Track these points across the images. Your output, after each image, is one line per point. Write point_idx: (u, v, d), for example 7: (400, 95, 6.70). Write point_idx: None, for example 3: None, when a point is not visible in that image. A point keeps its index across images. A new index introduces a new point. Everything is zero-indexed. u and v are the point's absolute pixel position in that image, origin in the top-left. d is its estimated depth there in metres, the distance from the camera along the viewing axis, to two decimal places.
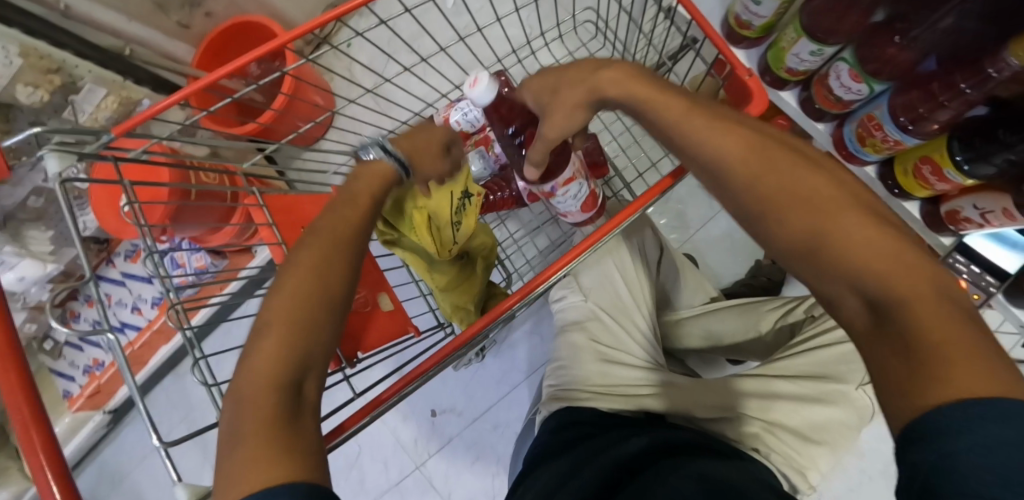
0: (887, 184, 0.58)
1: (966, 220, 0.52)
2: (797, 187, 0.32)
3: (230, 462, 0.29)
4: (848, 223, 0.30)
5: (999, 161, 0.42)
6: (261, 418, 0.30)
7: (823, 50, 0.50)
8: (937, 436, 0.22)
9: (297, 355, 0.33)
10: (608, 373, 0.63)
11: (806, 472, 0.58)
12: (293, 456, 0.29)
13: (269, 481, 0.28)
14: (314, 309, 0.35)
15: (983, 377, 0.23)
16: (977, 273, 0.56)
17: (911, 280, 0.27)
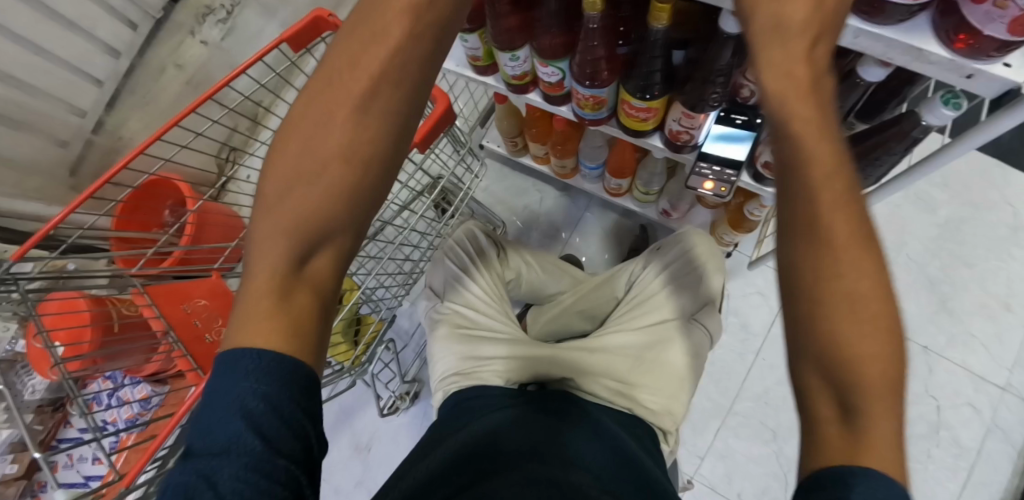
0: (625, 132, 0.70)
1: (679, 133, 0.64)
2: (835, 177, 0.30)
3: (240, 317, 0.31)
4: (869, 275, 0.29)
5: (658, 78, 0.57)
6: (263, 284, 0.31)
7: (516, 54, 0.62)
8: (840, 483, 0.26)
9: (294, 225, 0.32)
10: (465, 347, 0.68)
11: (670, 411, 0.64)
12: (292, 315, 0.31)
13: (266, 319, 0.30)
14: (337, 190, 0.33)
15: (885, 437, 0.27)
16: (719, 171, 0.65)
17: (881, 351, 0.28)
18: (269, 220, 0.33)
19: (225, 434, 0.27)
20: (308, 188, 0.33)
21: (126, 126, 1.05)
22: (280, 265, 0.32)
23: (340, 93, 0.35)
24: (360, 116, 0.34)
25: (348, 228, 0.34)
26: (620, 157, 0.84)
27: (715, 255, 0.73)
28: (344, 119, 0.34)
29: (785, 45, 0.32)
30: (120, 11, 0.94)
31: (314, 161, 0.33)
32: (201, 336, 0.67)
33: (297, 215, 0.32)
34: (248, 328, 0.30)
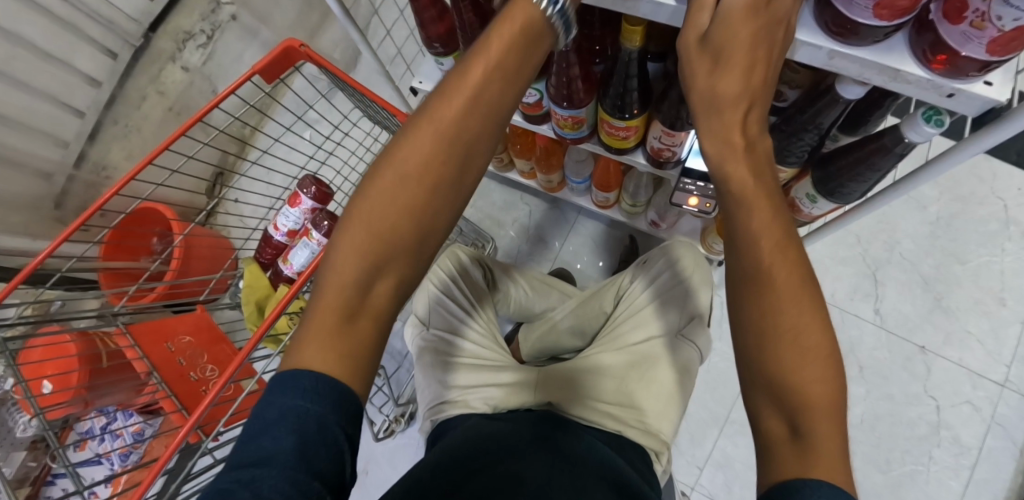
0: (607, 149, 0.69)
1: (661, 150, 0.63)
2: (769, 215, 0.31)
3: (306, 333, 0.32)
4: (808, 305, 0.30)
5: (635, 98, 0.56)
6: (331, 304, 0.32)
7: None
8: (793, 492, 0.27)
9: (375, 252, 0.33)
10: (450, 375, 0.68)
11: (659, 430, 0.63)
12: (358, 337, 0.32)
13: (331, 342, 0.31)
14: (419, 226, 0.34)
15: (831, 448, 0.28)
16: (702, 186, 0.65)
17: (819, 371, 0.29)
18: (346, 238, 0.33)
19: (273, 441, 0.28)
20: (394, 218, 0.33)
21: (110, 157, 1.04)
22: (354, 291, 0.32)
23: (440, 121, 0.33)
24: (453, 152, 0.34)
25: (418, 258, 0.34)
26: (604, 171, 0.84)
27: (699, 265, 0.72)
28: (438, 154, 0.33)
29: (731, 96, 0.32)
30: (97, 39, 0.93)
31: (404, 194, 0.33)
32: (186, 375, 0.66)
33: (376, 237, 0.33)
34: (308, 347, 0.31)
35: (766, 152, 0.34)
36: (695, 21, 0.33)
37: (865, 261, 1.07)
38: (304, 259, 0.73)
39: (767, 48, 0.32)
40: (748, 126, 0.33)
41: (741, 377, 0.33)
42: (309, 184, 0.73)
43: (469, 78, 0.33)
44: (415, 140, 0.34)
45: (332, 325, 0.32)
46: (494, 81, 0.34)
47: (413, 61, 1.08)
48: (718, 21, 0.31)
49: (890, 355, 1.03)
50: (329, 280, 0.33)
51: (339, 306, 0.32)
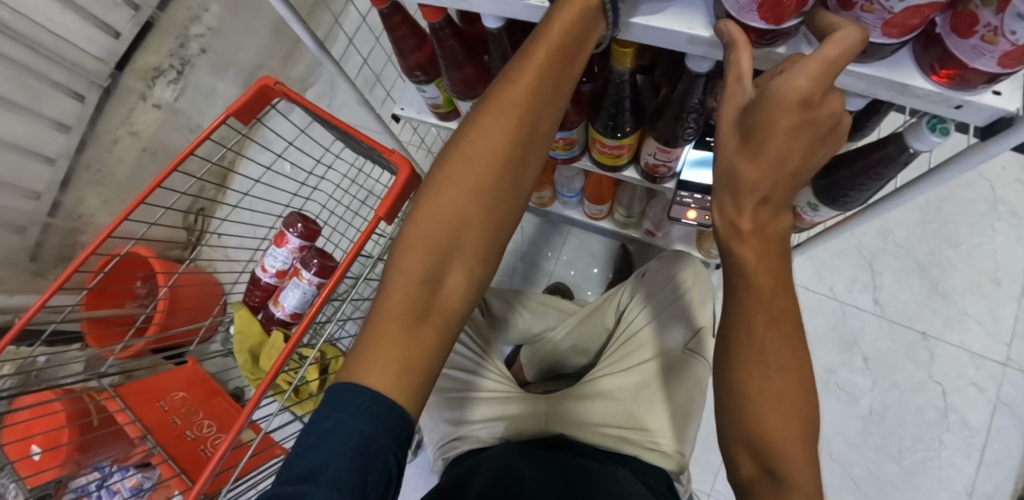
0: (600, 166, 0.68)
1: (656, 166, 0.62)
2: (774, 297, 0.35)
3: (364, 348, 0.33)
4: (793, 372, 0.35)
5: (626, 117, 0.55)
6: (402, 305, 0.33)
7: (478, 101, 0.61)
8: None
9: (443, 242, 0.35)
10: (459, 412, 0.66)
11: (673, 452, 0.60)
12: (429, 333, 0.34)
13: (400, 347, 0.32)
14: (486, 224, 0.36)
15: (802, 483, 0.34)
16: (700, 198, 0.64)
17: (798, 417, 0.35)
18: (412, 242, 0.35)
19: (330, 451, 0.29)
20: (462, 206, 0.35)
21: (85, 204, 1.00)
22: (421, 288, 0.34)
23: (504, 114, 0.35)
24: (518, 137, 0.36)
25: (489, 247, 0.36)
26: (596, 185, 0.82)
27: (700, 280, 0.71)
28: (507, 138, 0.35)
29: (753, 183, 0.33)
30: (63, 83, 0.90)
31: (470, 182, 0.35)
32: (183, 434, 0.63)
33: (444, 233, 0.35)
34: (366, 369, 0.32)
35: (778, 234, 0.36)
36: (736, 94, 0.33)
37: (861, 252, 1.07)
38: (296, 300, 0.70)
39: (807, 139, 0.31)
40: (758, 213, 0.34)
41: (723, 429, 0.38)
42: (295, 222, 0.70)
43: (536, 60, 0.34)
44: (483, 124, 0.35)
45: (402, 328, 0.33)
46: (557, 64, 0.35)
47: (392, 85, 1.06)
48: (761, 104, 0.31)
49: (893, 344, 1.02)
50: (392, 279, 0.35)
51: (413, 302, 0.34)
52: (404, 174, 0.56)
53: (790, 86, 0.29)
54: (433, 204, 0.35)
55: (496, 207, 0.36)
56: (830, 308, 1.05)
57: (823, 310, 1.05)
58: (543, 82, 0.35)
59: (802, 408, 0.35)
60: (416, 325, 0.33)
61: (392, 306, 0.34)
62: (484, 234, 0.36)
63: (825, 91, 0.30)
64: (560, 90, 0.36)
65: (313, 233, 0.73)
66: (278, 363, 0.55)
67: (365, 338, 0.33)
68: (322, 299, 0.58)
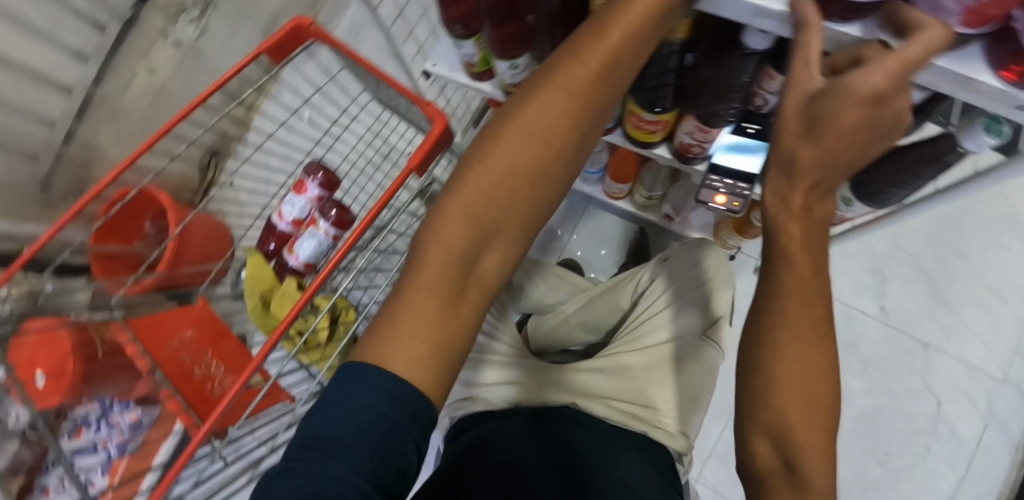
0: (632, 142, 0.66)
1: (690, 146, 0.60)
2: (809, 282, 0.35)
3: (398, 315, 0.32)
4: (821, 363, 0.35)
5: (668, 92, 0.53)
6: (442, 277, 0.33)
7: (516, 62, 0.59)
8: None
9: (488, 222, 0.35)
10: (470, 374, 0.66)
11: (684, 431, 0.62)
12: (464, 308, 0.34)
13: (438, 319, 0.32)
14: (528, 205, 0.37)
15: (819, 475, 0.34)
16: (731, 184, 0.62)
17: (819, 408, 0.35)
18: (454, 214, 0.35)
19: (348, 425, 0.28)
20: (511, 185, 0.36)
21: (98, 138, 0.98)
22: (458, 262, 0.34)
23: (564, 98, 0.36)
24: (571, 125, 0.36)
25: (525, 228, 0.37)
26: (620, 162, 0.82)
27: (724, 272, 0.70)
28: (563, 122, 0.36)
29: (806, 167, 0.33)
30: (84, 10, 0.87)
31: (521, 159, 0.36)
32: (190, 371, 0.63)
33: (491, 209, 0.35)
34: (399, 336, 0.32)
35: (823, 217, 0.36)
36: (799, 77, 0.32)
37: (872, 257, 1.06)
38: (311, 249, 0.70)
39: (865, 133, 0.32)
40: (809, 197, 0.34)
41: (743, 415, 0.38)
42: (316, 170, 0.70)
43: (606, 45, 0.34)
44: (543, 99, 0.36)
45: (439, 300, 0.33)
46: (622, 54, 0.35)
47: (422, 42, 1.04)
48: (830, 94, 0.30)
49: (892, 350, 1.02)
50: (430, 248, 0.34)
51: (453, 276, 0.34)
52: (438, 127, 0.54)
53: (860, 82, 0.29)
54: (480, 178, 0.35)
55: (540, 188, 0.37)
56: (837, 310, 1.05)
57: (828, 310, 1.04)
58: (607, 70, 0.35)
59: (824, 400, 0.35)
60: (452, 300, 0.33)
61: (432, 278, 0.33)
62: (526, 215, 0.37)
63: (896, 88, 0.30)
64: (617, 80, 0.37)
65: (332, 184, 0.72)
66: (296, 309, 0.54)
67: (399, 307, 0.33)
68: (342, 251, 0.56)
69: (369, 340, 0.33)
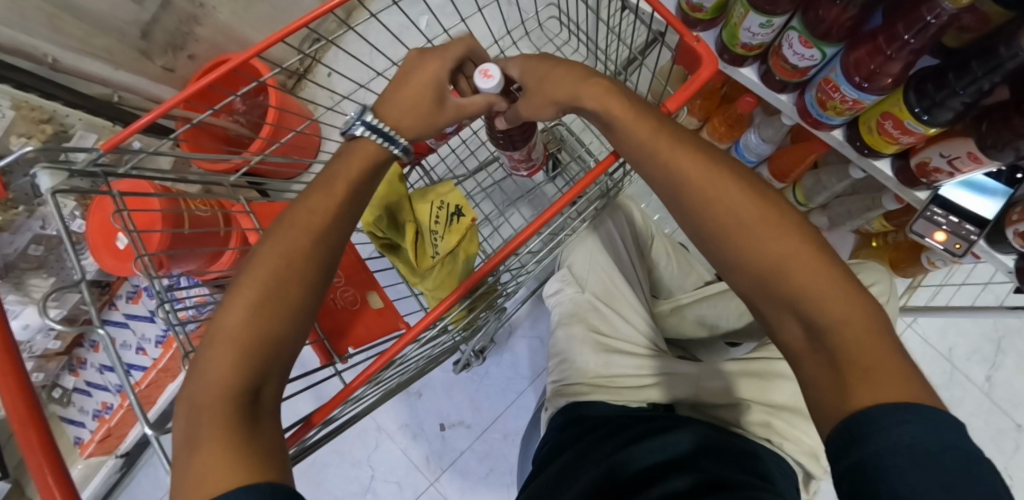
0: (856, 146, 0.57)
1: (935, 170, 0.52)
2: (782, 226, 0.35)
3: (190, 444, 0.29)
4: (847, 296, 0.31)
5: (959, 104, 0.44)
6: (217, 396, 0.30)
7: (772, 21, 0.50)
8: (865, 431, 0.26)
9: (291, 276, 0.35)
10: (599, 354, 0.63)
11: (817, 453, 0.55)
12: (241, 439, 0.29)
13: (213, 455, 0.28)
14: (288, 309, 0.35)
15: (897, 386, 0.27)
16: (957, 222, 0.54)
17: (865, 329, 0.30)
18: (222, 334, 0.33)
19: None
20: (257, 307, 0.33)
21: None
22: (283, 293, 0.34)
23: (292, 240, 0.36)
24: (289, 273, 0.35)
25: (277, 349, 0.34)
26: (793, 157, 0.72)
27: (891, 292, 0.64)
28: (290, 265, 0.35)
29: (689, 175, 0.38)
30: None
31: (262, 283, 0.34)
32: None
33: (242, 330, 0.33)
34: (194, 480, 0.27)
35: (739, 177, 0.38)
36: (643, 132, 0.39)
37: (995, 325, 0.99)
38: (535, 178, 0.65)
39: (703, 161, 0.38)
40: (725, 178, 0.37)
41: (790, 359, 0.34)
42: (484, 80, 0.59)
43: (328, 194, 0.38)
44: (281, 237, 0.36)
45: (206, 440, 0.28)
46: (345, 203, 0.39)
47: None
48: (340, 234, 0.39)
49: (987, 423, 0.96)
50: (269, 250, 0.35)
51: (211, 410, 0.30)
52: (702, 70, 0.45)
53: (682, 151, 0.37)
54: (223, 311, 0.33)
55: (267, 327, 0.33)
56: (941, 367, 0.99)
57: (933, 366, 0.99)
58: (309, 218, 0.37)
59: (867, 320, 0.31)
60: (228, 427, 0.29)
61: (201, 405, 0.30)
62: (277, 329, 0.34)
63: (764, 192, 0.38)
64: (306, 229, 0.36)
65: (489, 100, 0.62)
66: (485, 269, 0.48)
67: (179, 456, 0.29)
68: (542, 218, 0.47)
69: (180, 481, 0.28)
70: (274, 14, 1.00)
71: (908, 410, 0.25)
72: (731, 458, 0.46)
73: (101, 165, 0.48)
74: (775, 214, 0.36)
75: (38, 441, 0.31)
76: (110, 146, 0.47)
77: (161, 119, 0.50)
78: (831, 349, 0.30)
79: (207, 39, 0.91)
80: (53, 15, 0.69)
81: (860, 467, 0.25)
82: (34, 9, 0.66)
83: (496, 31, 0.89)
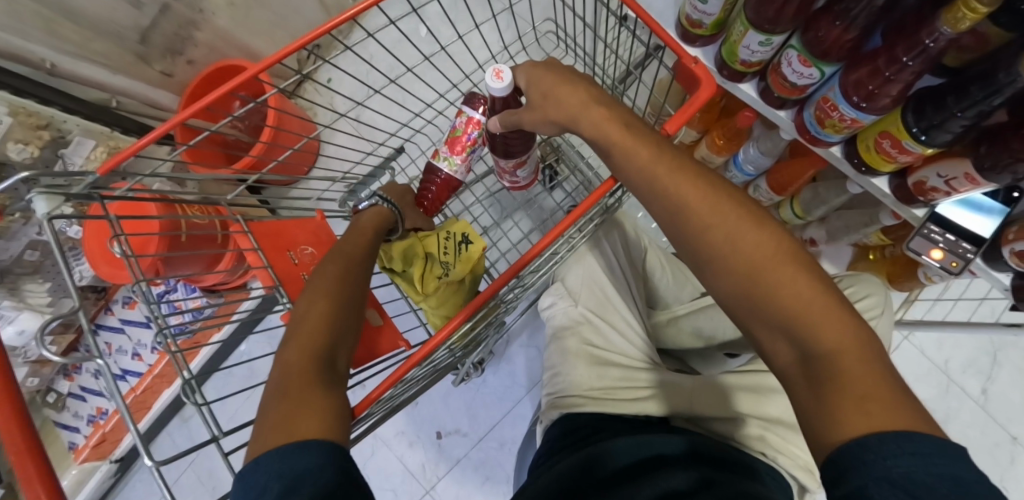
0: (853, 163, 0.58)
1: (933, 189, 0.52)
2: (777, 256, 0.35)
3: (269, 403, 0.33)
4: (837, 317, 0.32)
5: (957, 126, 0.44)
6: (298, 361, 0.35)
7: (771, 40, 0.50)
8: (858, 458, 0.26)
9: (343, 283, 0.44)
10: (593, 368, 0.63)
11: (812, 468, 0.55)
12: (311, 394, 0.33)
13: (289, 407, 0.32)
14: (343, 303, 0.42)
15: (891, 412, 0.27)
16: (954, 240, 0.54)
17: (855, 348, 0.31)
18: (298, 323, 0.39)
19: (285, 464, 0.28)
20: (325, 301, 0.41)
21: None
22: (341, 292, 0.42)
23: (338, 261, 0.46)
24: (348, 279, 0.44)
25: (341, 330, 0.40)
26: (791, 172, 0.73)
27: (886, 307, 0.63)
28: (343, 275, 0.44)
29: (687, 198, 0.38)
30: None
31: (326, 286, 0.42)
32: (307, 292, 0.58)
33: (318, 315, 0.39)
34: (285, 422, 0.31)
35: (735, 203, 0.38)
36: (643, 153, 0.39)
37: (990, 337, 1.00)
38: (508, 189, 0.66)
39: (696, 184, 0.39)
40: (717, 202, 0.38)
41: (788, 383, 0.33)
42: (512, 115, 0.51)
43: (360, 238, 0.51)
44: (329, 261, 0.46)
45: (283, 395, 0.33)
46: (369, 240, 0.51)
47: None
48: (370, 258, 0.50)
49: (982, 436, 0.97)
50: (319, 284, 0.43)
51: (289, 374, 0.34)
52: (701, 91, 0.45)
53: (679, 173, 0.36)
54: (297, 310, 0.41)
55: (335, 314, 0.40)
56: (936, 379, 0.99)
57: (929, 378, 0.99)
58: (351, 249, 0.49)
59: (857, 339, 0.31)
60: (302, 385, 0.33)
61: (285, 371, 0.35)
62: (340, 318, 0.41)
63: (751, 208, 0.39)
64: (345, 256, 0.47)
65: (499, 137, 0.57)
66: (492, 289, 0.49)
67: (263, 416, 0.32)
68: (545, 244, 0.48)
69: (258, 436, 0.31)
70: (275, 19, 1.00)
71: (902, 438, 0.25)
72: (720, 462, 0.47)
73: (98, 187, 0.47)
74: (764, 240, 0.36)
75: (33, 469, 0.30)
76: (107, 169, 0.47)
77: (160, 138, 0.50)
78: (824, 369, 0.31)
79: (206, 43, 0.91)
80: (51, 21, 0.69)
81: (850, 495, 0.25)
82: (32, 16, 0.66)
83: (495, 43, 0.90)
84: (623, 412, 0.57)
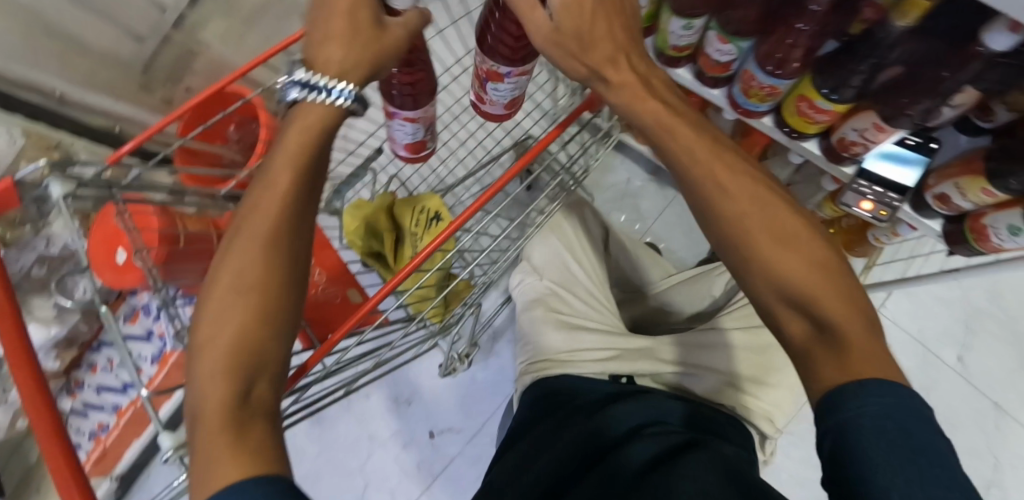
0: (784, 130, 0.63)
1: (852, 144, 0.57)
2: (775, 210, 0.35)
3: (194, 454, 0.27)
4: (834, 280, 0.34)
5: (857, 81, 0.50)
6: (213, 400, 0.28)
7: (692, 23, 0.56)
8: (844, 397, 0.30)
9: (263, 270, 0.31)
10: (560, 338, 0.66)
11: (772, 416, 0.61)
12: (251, 434, 0.27)
13: (224, 452, 0.26)
14: (271, 302, 0.31)
15: (869, 355, 0.31)
16: (881, 192, 0.59)
17: (853, 315, 0.32)
18: (208, 340, 0.30)
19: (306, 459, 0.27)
20: (237, 305, 0.31)
21: (205, 30, 0.94)
22: (258, 286, 0.31)
23: (250, 234, 0.32)
24: (266, 263, 0.32)
25: (271, 343, 0.31)
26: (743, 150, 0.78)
27: None
28: (257, 258, 0.31)
29: (689, 152, 0.37)
30: None
31: (235, 282, 0.31)
32: None
33: (235, 328, 0.30)
34: (204, 480, 0.25)
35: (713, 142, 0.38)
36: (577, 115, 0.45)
37: (962, 305, 1.03)
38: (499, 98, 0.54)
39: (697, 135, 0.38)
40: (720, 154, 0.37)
41: (789, 345, 0.35)
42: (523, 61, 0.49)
43: (274, 175, 0.33)
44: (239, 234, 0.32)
45: (216, 442, 0.26)
46: (306, 182, 0.34)
47: None
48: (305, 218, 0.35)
49: (964, 404, 0.98)
50: (227, 266, 0.32)
51: (212, 412, 0.27)
52: None
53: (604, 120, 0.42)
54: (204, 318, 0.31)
55: (258, 321, 0.31)
56: (915, 351, 1.02)
57: (907, 350, 1.02)
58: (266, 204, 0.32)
59: (848, 299, 0.33)
60: (234, 426, 0.27)
61: (203, 415, 0.28)
62: (268, 321, 0.31)
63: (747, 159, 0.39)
64: (259, 218, 0.32)
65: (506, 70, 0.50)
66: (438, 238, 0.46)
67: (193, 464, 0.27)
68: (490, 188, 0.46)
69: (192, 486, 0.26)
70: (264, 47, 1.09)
71: (885, 385, 0.29)
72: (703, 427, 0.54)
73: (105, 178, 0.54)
74: (787, 221, 0.35)
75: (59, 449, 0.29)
76: (113, 159, 0.53)
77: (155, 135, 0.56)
78: (832, 335, 0.32)
79: (202, 71, 0.99)
80: (62, 52, 0.77)
81: (842, 433, 0.29)
82: (45, 49, 0.74)
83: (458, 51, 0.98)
84: (588, 373, 0.63)
